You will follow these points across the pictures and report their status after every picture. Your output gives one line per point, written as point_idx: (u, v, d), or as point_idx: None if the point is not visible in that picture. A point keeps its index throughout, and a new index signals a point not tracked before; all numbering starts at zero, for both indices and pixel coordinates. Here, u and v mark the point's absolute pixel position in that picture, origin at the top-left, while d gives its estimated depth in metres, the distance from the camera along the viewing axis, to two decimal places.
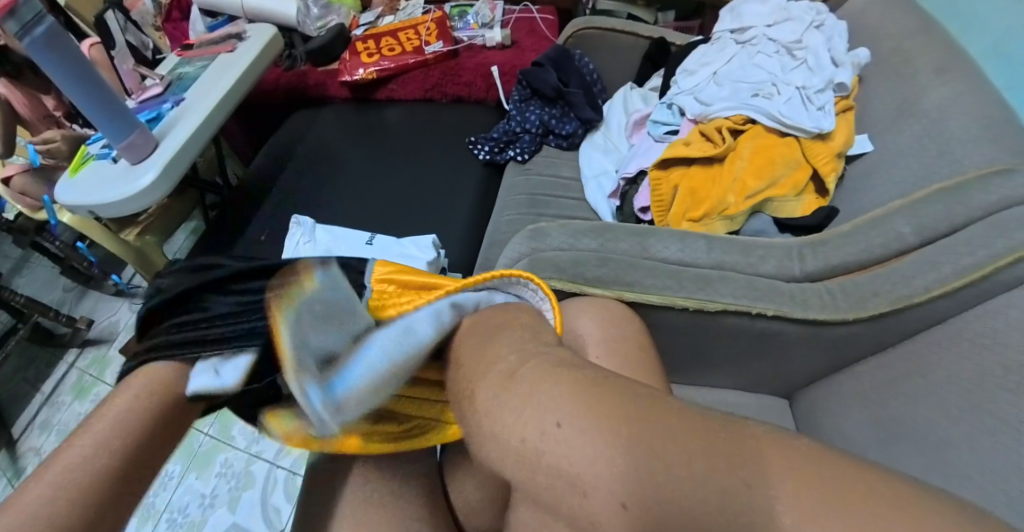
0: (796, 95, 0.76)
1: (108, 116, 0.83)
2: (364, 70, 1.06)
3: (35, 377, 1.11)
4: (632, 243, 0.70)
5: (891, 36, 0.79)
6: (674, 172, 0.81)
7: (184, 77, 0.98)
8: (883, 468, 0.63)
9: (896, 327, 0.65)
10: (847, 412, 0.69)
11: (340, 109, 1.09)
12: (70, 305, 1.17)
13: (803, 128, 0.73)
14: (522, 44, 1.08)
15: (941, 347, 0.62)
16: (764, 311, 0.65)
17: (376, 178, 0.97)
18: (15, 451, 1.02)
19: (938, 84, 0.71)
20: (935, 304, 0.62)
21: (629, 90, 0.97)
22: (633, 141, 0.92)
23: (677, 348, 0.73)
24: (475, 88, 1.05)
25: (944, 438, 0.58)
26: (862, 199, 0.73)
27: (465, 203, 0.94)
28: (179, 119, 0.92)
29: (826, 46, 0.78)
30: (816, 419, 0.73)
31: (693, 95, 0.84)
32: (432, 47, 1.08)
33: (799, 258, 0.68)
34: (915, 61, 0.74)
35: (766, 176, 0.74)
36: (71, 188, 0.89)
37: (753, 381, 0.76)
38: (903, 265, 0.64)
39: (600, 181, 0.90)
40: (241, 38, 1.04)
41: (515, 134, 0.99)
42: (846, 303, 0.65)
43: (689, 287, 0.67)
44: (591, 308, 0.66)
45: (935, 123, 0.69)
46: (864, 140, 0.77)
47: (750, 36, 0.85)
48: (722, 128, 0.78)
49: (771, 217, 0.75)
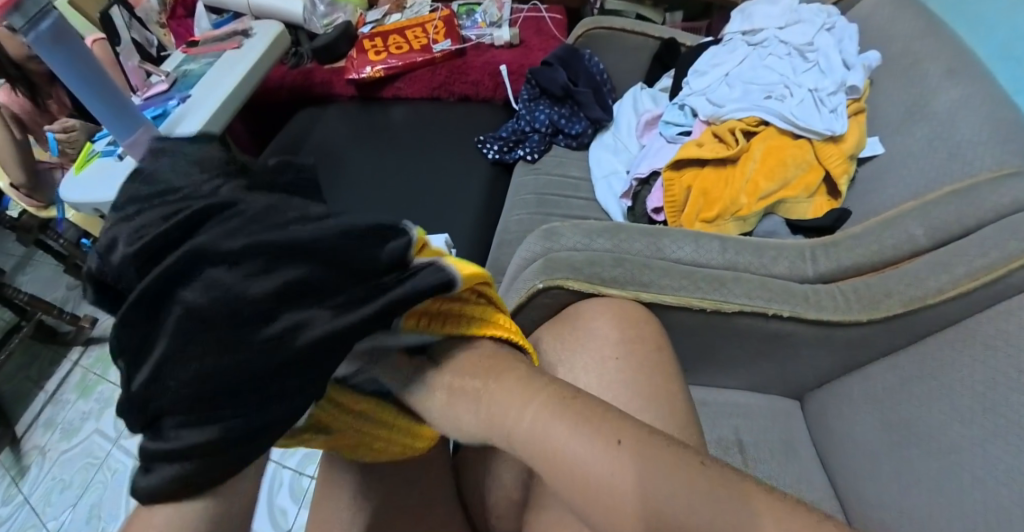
0: (809, 97, 0.76)
1: (113, 113, 0.83)
2: (371, 68, 1.06)
3: (38, 375, 1.10)
4: (645, 243, 0.71)
5: (901, 38, 0.80)
6: (686, 172, 0.81)
7: (190, 74, 0.97)
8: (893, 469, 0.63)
9: (907, 329, 0.65)
10: (858, 414, 0.69)
11: (346, 107, 1.08)
12: (74, 303, 1.16)
13: (815, 130, 0.74)
14: (529, 44, 1.08)
15: (954, 349, 0.62)
16: (779, 312, 0.65)
17: (384, 177, 0.97)
18: (19, 449, 1.02)
19: (948, 86, 0.71)
20: (947, 306, 0.63)
21: (638, 91, 0.98)
22: (643, 142, 0.92)
23: (689, 349, 0.73)
24: (483, 86, 1.05)
25: (955, 440, 0.59)
26: (872, 201, 0.74)
27: (474, 202, 0.94)
28: (185, 116, 0.91)
29: (837, 48, 0.79)
30: (826, 420, 0.73)
31: (705, 96, 0.85)
32: (440, 45, 1.07)
33: (811, 259, 0.69)
34: (924, 64, 0.75)
35: (778, 177, 0.74)
36: (77, 185, 0.88)
37: (763, 382, 0.77)
38: (914, 267, 0.65)
39: (610, 181, 0.91)
40: (247, 35, 1.03)
41: (524, 133, 0.99)
42: (859, 304, 0.65)
43: (703, 288, 0.67)
44: (607, 309, 0.67)
45: (945, 126, 0.69)
46: (874, 142, 0.77)
47: (761, 38, 0.85)
48: (735, 129, 0.78)
49: (782, 218, 0.76)
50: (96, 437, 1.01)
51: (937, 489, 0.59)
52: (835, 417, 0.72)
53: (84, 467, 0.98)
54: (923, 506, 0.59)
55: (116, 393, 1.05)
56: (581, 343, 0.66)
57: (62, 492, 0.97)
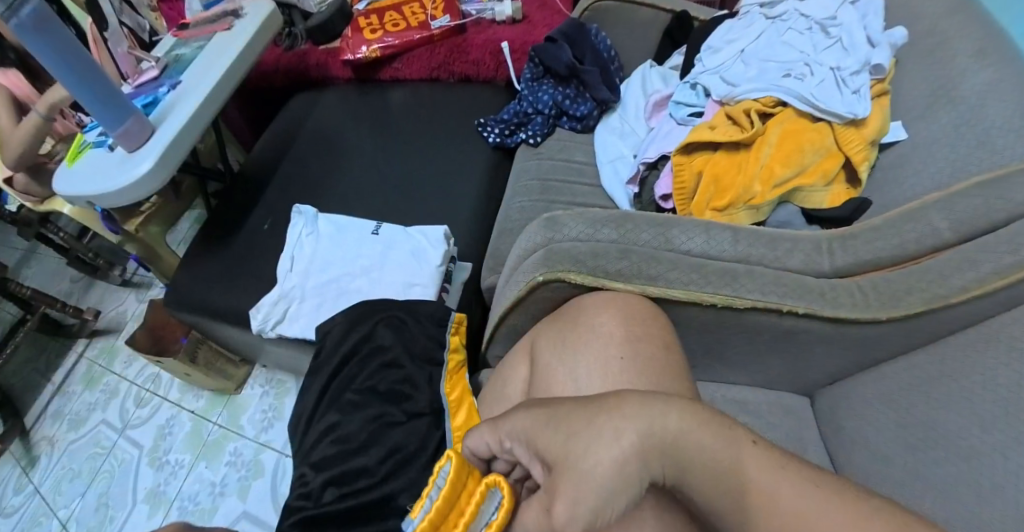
0: (830, 77, 0.72)
1: (103, 105, 0.80)
2: (367, 47, 1.02)
3: (45, 367, 1.10)
4: (653, 233, 0.66)
5: (928, 16, 0.73)
6: (697, 157, 0.77)
7: (182, 59, 0.94)
8: (858, 460, 0.66)
9: (928, 327, 0.61)
10: (809, 415, 0.74)
11: (345, 90, 1.05)
12: (77, 295, 1.16)
13: (836, 113, 0.69)
14: (533, 19, 1.05)
15: (976, 350, 0.59)
16: (794, 309, 0.61)
17: (382, 163, 0.94)
18: (28, 440, 1.03)
19: (979, 69, 0.66)
20: (971, 305, 0.59)
21: (647, 68, 0.92)
22: (651, 124, 0.88)
23: (700, 345, 0.69)
24: (484, 66, 1.01)
25: (973, 445, 0.56)
26: (892, 190, 0.69)
27: (474, 191, 0.90)
28: (175, 105, 0.88)
29: (861, 24, 0.75)
30: (796, 398, 0.75)
31: (718, 75, 0.80)
32: (439, 21, 1.04)
33: (828, 252, 0.64)
34: (952, 43, 0.69)
35: (795, 163, 0.70)
36: (70, 177, 0.86)
37: (774, 377, 0.72)
38: (939, 263, 0.60)
39: (616, 165, 0.87)
40: (237, 15, 0.99)
41: (526, 115, 0.95)
42: (878, 300, 0.61)
43: (714, 282, 0.63)
44: (593, 303, 0.64)
45: (974, 111, 0.64)
46: (897, 127, 0.71)
47: (779, 12, 0.81)
48: (750, 111, 0.74)
49: (797, 208, 0.72)
50: (103, 427, 1.02)
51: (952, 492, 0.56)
52: (755, 393, 0.74)
53: (93, 456, 0.99)
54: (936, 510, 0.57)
55: (121, 384, 1.05)
56: (584, 343, 0.62)
57: (72, 480, 0.98)
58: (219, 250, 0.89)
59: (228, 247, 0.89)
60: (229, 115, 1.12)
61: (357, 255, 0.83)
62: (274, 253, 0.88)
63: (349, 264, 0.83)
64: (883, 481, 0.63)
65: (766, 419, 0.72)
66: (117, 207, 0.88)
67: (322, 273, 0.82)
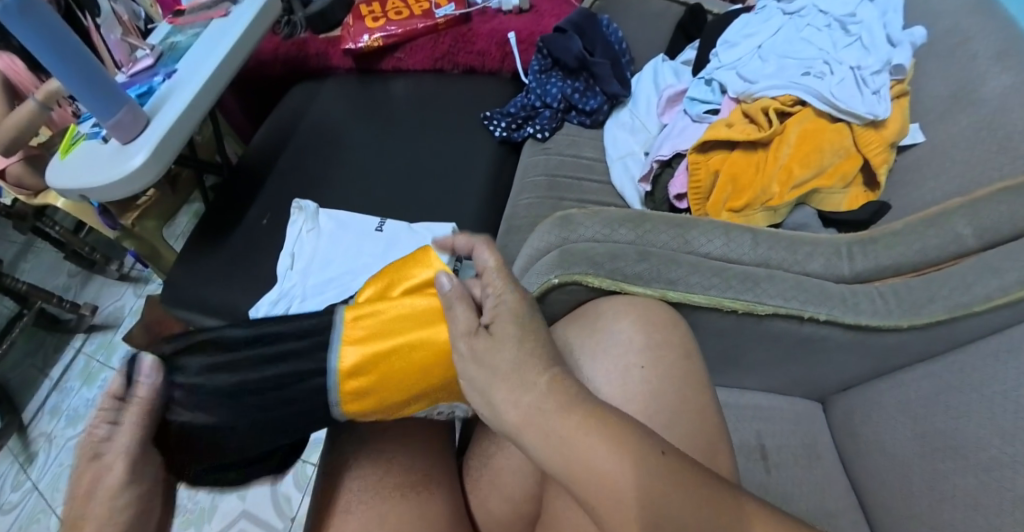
0: (850, 76, 0.70)
1: (94, 94, 0.77)
2: (369, 36, 0.99)
3: (42, 363, 1.08)
4: (671, 235, 0.64)
5: (949, 14, 0.71)
6: (713, 156, 0.75)
7: (177, 46, 0.91)
8: (873, 468, 0.66)
9: (948, 336, 0.60)
10: (820, 421, 0.73)
11: (345, 80, 1.02)
12: (75, 290, 1.14)
13: (857, 113, 0.67)
14: (540, 9, 1.02)
15: (997, 360, 0.58)
16: (815, 316, 0.60)
17: (384, 156, 0.91)
18: (26, 436, 1.01)
19: (999, 71, 0.63)
20: (991, 314, 0.57)
21: (659, 62, 0.90)
22: (664, 120, 0.85)
23: (715, 350, 0.68)
24: (489, 57, 0.99)
25: (994, 457, 0.55)
26: (911, 193, 0.67)
27: (481, 187, 0.88)
28: (170, 94, 0.85)
29: (881, 21, 0.73)
30: (808, 403, 0.74)
31: (734, 71, 0.78)
32: (443, 10, 1.01)
33: (848, 257, 0.63)
34: (974, 43, 0.67)
35: (813, 165, 0.68)
36: (63, 170, 0.83)
37: (787, 382, 0.71)
38: (961, 271, 0.59)
39: (627, 162, 0.85)
40: (234, 1, 0.96)
41: (534, 108, 0.92)
42: (900, 307, 0.59)
43: (735, 288, 0.61)
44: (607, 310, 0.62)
45: (997, 113, 0.62)
46: (915, 129, 0.69)
47: (797, 7, 0.79)
48: (769, 109, 0.72)
49: (815, 210, 0.70)
50: None
51: (971, 505, 0.55)
52: (767, 397, 0.73)
53: None
54: (955, 522, 0.56)
55: None
56: (601, 349, 0.60)
57: None
58: (217, 245, 0.87)
59: (226, 243, 0.86)
60: (227, 105, 1.08)
61: (360, 252, 0.81)
62: (274, 248, 0.86)
63: (353, 261, 0.81)
64: (901, 491, 0.62)
65: (778, 425, 0.71)
66: (111, 201, 0.86)
67: (323, 272, 0.80)
